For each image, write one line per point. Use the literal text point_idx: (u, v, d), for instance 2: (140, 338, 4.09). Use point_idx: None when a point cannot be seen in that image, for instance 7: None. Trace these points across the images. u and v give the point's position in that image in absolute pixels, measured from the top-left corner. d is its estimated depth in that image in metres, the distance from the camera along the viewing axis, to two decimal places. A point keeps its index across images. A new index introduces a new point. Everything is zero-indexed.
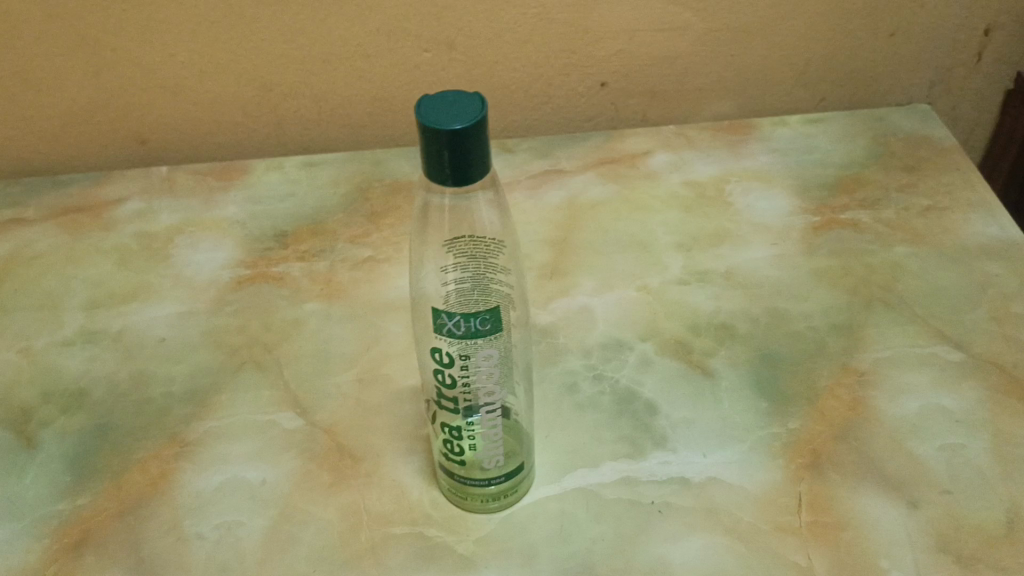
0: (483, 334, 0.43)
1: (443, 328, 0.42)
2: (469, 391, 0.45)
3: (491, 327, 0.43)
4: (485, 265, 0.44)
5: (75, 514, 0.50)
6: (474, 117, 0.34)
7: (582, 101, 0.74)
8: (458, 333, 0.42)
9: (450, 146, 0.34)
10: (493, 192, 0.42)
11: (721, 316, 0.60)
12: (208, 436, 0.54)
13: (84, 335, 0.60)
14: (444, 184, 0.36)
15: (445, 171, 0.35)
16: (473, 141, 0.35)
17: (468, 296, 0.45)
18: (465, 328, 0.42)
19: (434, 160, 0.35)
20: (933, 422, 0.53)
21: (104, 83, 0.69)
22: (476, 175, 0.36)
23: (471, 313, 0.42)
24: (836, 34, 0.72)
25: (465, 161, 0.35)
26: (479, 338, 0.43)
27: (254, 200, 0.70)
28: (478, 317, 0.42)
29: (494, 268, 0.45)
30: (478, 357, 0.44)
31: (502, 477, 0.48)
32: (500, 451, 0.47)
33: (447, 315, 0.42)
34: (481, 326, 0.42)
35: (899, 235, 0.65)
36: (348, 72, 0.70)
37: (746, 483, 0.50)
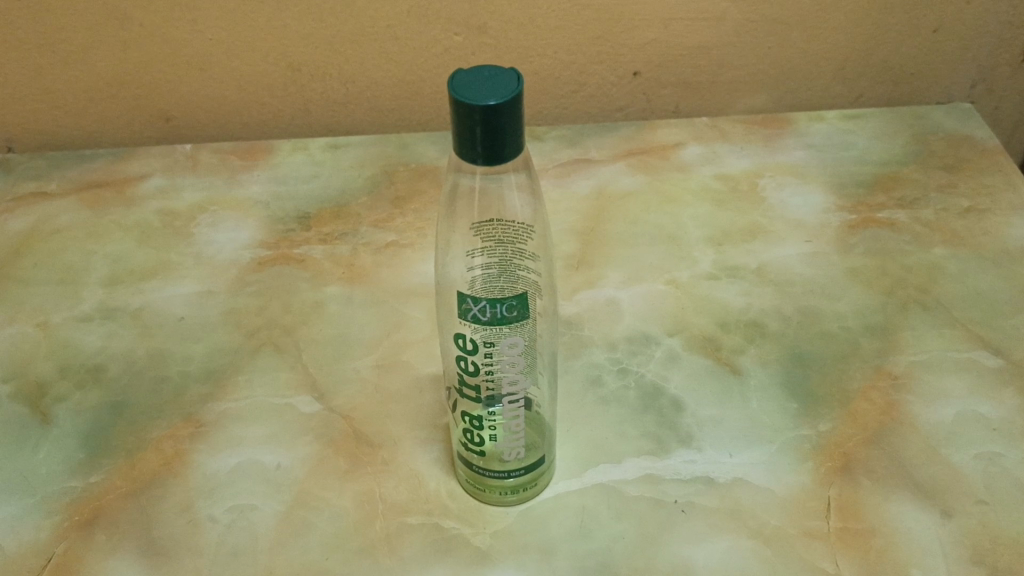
0: (509, 321, 0.41)
1: (467, 314, 0.41)
2: (491, 378, 0.43)
3: (517, 314, 0.41)
4: (513, 251, 0.43)
5: (87, 491, 0.49)
6: (509, 92, 0.33)
7: (614, 90, 0.72)
8: (483, 319, 0.41)
9: (483, 122, 0.33)
10: (524, 175, 0.40)
11: (752, 312, 0.58)
12: (223, 418, 0.53)
13: (103, 311, 0.60)
14: (475, 163, 0.35)
15: (477, 149, 0.34)
16: (507, 119, 0.33)
17: (494, 283, 0.43)
18: (491, 314, 0.41)
19: (466, 137, 0.34)
20: (970, 430, 0.51)
21: (131, 58, 0.68)
22: (510, 154, 0.35)
23: (498, 298, 0.41)
24: (878, 28, 0.70)
25: (498, 140, 0.34)
26: (504, 325, 0.41)
27: (277, 181, 0.69)
28: (504, 304, 0.41)
29: (521, 254, 0.43)
30: (502, 345, 0.42)
31: (522, 469, 0.46)
32: (521, 443, 0.46)
33: (473, 300, 0.41)
34: (508, 312, 0.41)
35: (938, 236, 0.63)
36: (376, 53, 0.68)
37: (774, 485, 0.48)
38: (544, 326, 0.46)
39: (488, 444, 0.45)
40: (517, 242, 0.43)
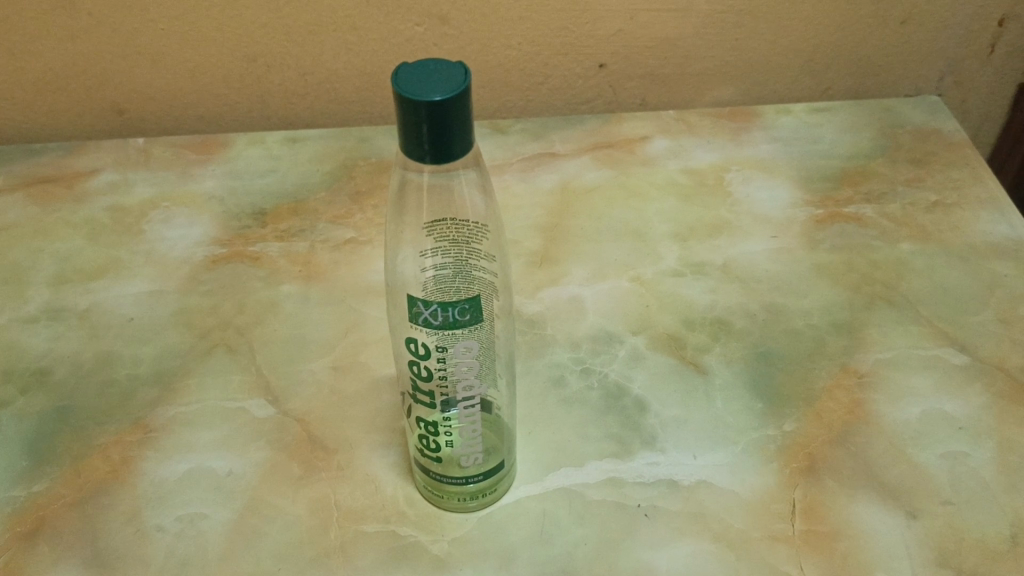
0: (462, 325, 0.40)
1: (419, 318, 0.39)
2: (446, 383, 0.42)
3: (470, 318, 0.40)
4: (468, 250, 0.41)
5: (29, 501, 0.47)
6: (455, 87, 0.32)
7: (580, 82, 0.71)
8: (435, 323, 0.39)
9: (430, 119, 0.32)
10: (477, 173, 0.39)
11: (717, 310, 0.57)
12: (173, 423, 0.51)
13: (49, 312, 0.58)
14: (422, 161, 0.33)
15: (423, 147, 0.32)
16: (455, 115, 0.32)
17: (449, 284, 0.42)
18: (443, 318, 0.39)
19: (412, 134, 0.32)
20: (935, 429, 0.50)
21: (80, 49, 0.66)
22: (458, 152, 0.33)
23: (449, 302, 0.39)
24: (846, 20, 0.69)
25: (445, 137, 0.32)
26: (457, 329, 0.40)
27: (233, 175, 0.67)
28: (456, 307, 0.39)
29: (476, 254, 0.42)
30: (455, 350, 0.41)
31: (480, 475, 0.45)
32: (479, 448, 0.44)
33: (423, 303, 0.39)
34: (460, 316, 0.39)
35: (905, 231, 0.62)
36: (334, 44, 0.66)
37: (738, 487, 0.47)
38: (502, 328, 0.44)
39: (446, 449, 0.44)
40: (471, 241, 0.42)
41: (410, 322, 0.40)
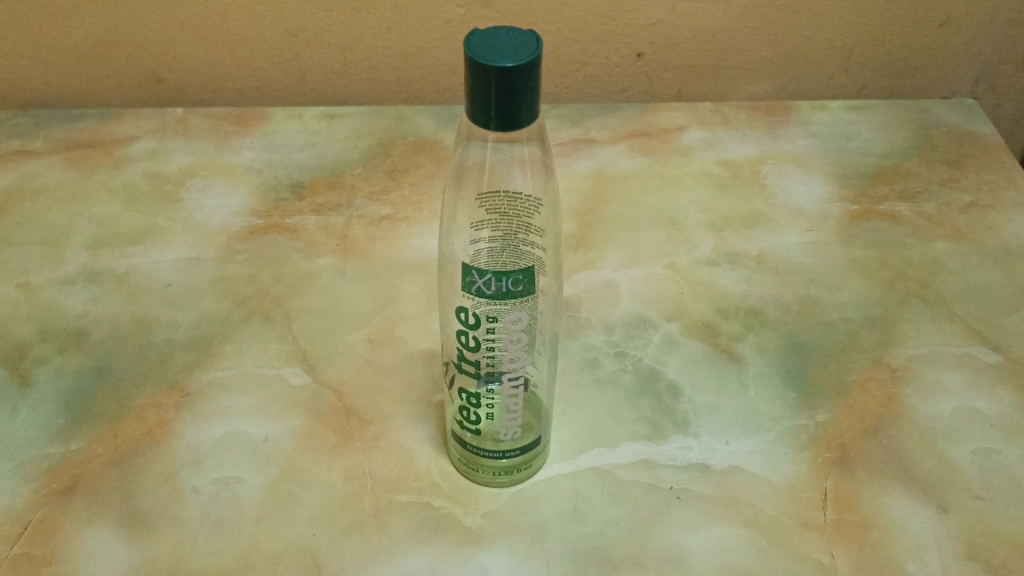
0: (514, 296, 0.40)
1: (472, 286, 0.40)
2: (492, 353, 0.43)
3: (522, 288, 0.40)
4: (519, 225, 0.42)
5: (66, 457, 0.48)
6: (527, 56, 0.32)
7: (617, 71, 0.71)
8: (488, 292, 0.40)
9: (499, 85, 0.32)
10: (538, 149, 0.39)
11: (751, 300, 0.57)
12: (210, 387, 0.51)
13: (87, 274, 0.58)
14: (487, 128, 0.34)
15: (490, 114, 0.33)
16: (524, 83, 0.32)
17: (499, 256, 0.42)
18: (496, 287, 0.40)
19: (480, 100, 0.33)
20: (967, 425, 0.50)
21: (123, 16, 0.66)
22: (524, 121, 0.33)
23: (503, 272, 0.40)
24: (885, 19, 0.70)
25: (512, 106, 0.33)
26: (509, 299, 0.40)
27: (271, 148, 0.68)
28: (510, 277, 0.40)
29: (527, 229, 0.42)
30: (505, 322, 0.41)
31: (516, 450, 0.45)
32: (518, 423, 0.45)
33: (478, 272, 0.39)
34: (513, 286, 0.40)
35: (939, 231, 0.62)
36: (376, 22, 0.67)
37: (770, 474, 0.48)
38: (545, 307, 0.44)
39: (484, 421, 0.44)
40: (523, 216, 0.42)
41: (462, 290, 0.41)
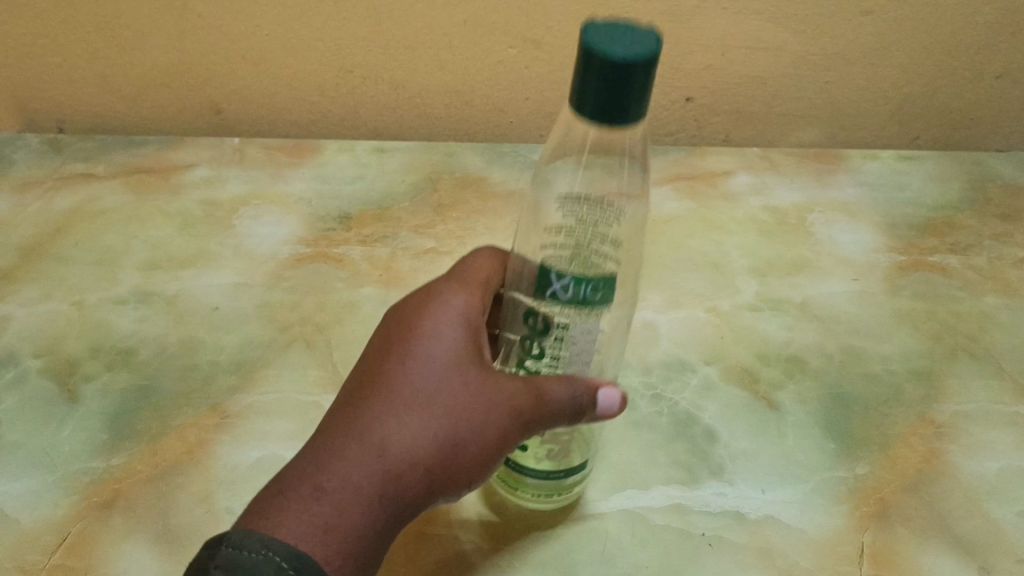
0: (592, 305, 0.39)
1: (549, 290, 0.39)
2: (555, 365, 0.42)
3: (601, 297, 0.39)
4: (593, 233, 0.41)
5: (107, 473, 0.49)
6: (645, 51, 0.32)
7: (665, 114, 0.72)
8: (565, 298, 0.39)
9: (610, 79, 0.32)
10: (640, 144, 0.38)
11: (793, 347, 0.57)
12: (249, 410, 0.52)
13: (139, 294, 0.60)
14: (592, 119, 0.34)
15: (597, 106, 0.33)
16: (636, 79, 0.32)
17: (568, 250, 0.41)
18: (574, 293, 0.39)
19: (590, 91, 0.33)
20: (1013, 486, 0.49)
21: (186, 48, 0.69)
22: (624, 119, 0.33)
23: (583, 277, 0.39)
24: (939, 72, 0.70)
25: (621, 101, 0.33)
26: (586, 308, 0.39)
27: (323, 179, 0.70)
28: (590, 283, 0.39)
29: (601, 237, 0.41)
30: (572, 346, 0.41)
31: (563, 472, 0.44)
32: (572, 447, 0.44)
33: (556, 275, 0.39)
34: (592, 293, 0.39)
35: (990, 285, 0.61)
36: (430, 60, 0.68)
37: (806, 526, 0.46)
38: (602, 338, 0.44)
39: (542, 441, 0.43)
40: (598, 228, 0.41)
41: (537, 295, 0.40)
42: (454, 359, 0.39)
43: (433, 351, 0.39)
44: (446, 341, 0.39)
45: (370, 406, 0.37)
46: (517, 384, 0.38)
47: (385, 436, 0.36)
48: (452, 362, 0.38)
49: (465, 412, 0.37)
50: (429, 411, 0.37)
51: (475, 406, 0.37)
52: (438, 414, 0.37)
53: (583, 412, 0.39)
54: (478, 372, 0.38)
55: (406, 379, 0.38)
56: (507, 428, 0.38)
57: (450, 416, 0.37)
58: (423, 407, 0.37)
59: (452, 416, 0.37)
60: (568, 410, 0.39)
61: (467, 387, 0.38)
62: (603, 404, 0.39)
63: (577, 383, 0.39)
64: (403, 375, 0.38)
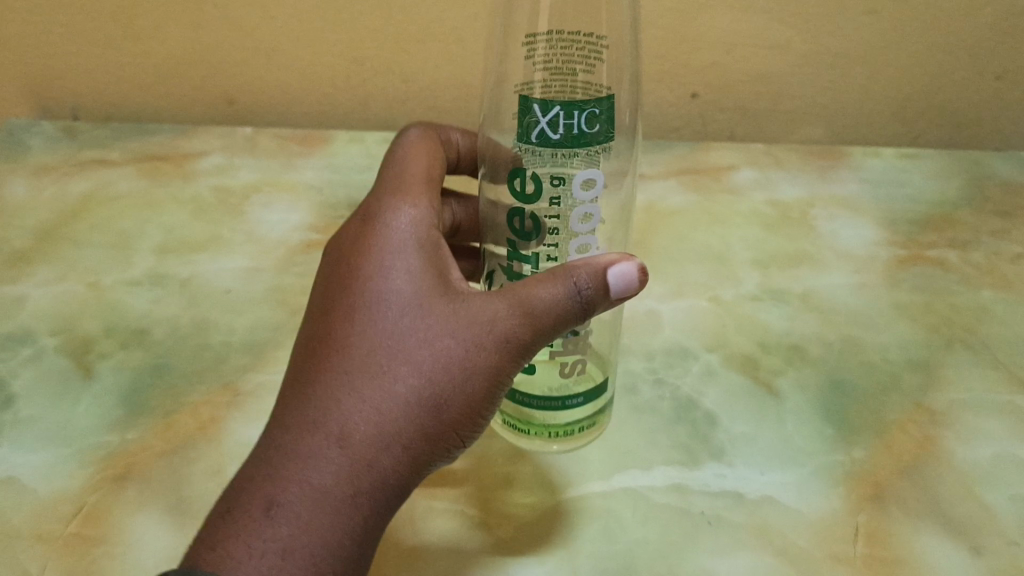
0: (587, 139, 0.39)
1: (535, 129, 0.38)
2: (554, 242, 0.42)
3: (597, 130, 0.38)
4: (576, 64, 0.43)
5: (121, 447, 0.50)
6: None
7: (671, 111, 0.73)
8: (555, 137, 0.38)
9: None
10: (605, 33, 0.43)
11: (793, 336, 0.58)
12: (261, 389, 0.53)
13: (152, 277, 0.61)
14: None
15: None
16: None
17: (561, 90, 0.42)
18: (565, 129, 0.38)
19: None
20: (1007, 472, 0.50)
21: (200, 39, 0.70)
22: None
23: (574, 110, 0.38)
24: (940, 71, 0.71)
25: None
26: (581, 144, 0.39)
27: (334, 169, 0.72)
28: (582, 115, 0.38)
29: (582, 66, 0.43)
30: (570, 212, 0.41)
31: (581, 397, 0.45)
32: (579, 358, 0.46)
33: (542, 112, 0.38)
34: (588, 127, 0.38)
35: (987, 279, 0.62)
36: (440, 54, 0.69)
37: (803, 507, 0.47)
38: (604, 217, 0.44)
39: (551, 357, 0.45)
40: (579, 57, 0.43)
41: (524, 140, 0.39)
42: (411, 306, 0.38)
43: (387, 302, 0.38)
44: (399, 286, 0.38)
45: (325, 385, 0.36)
46: (496, 314, 0.37)
47: (346, 419, 0.35)
48: (405, 311, 0.37)
49: (432, 363, 0.36)
50: (391, 374, 0.36)
51: (443, 354, 0.37)
52: (402, 374, 0.36)
53: (594, 304, 0.38)
54: (439, 312, 0.37)
55: (361, 344, 0.37)
56: (486, 359, 0.37)
57: (416, 372, 0.36)
58: (385, 372, 0.36)
59: (418, 372, 0.36)
60: (565, 310, 0.38)
61: (430, 334, 0.37)
62: (617, 282, 0.38)
63: (566, 280, 0.37)
64: (358, 341, 0.37)
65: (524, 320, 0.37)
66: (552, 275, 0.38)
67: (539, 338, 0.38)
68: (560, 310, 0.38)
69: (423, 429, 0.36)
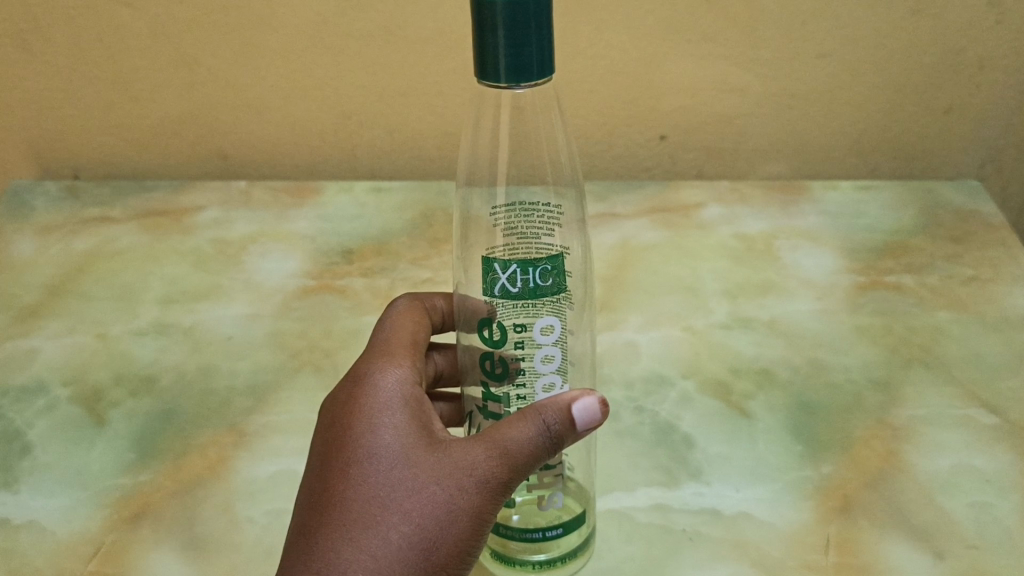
0: (542, 292, 0.43)
1: (496, 285, 0.43)
2: (522, 382, 0.45)
3: (550, 283, 0.43)
4: (536, 228, 0.46)
5: (135, 489, 0.53)
6: (537, 16, 0.36)
7: (642, 152, 0.78)
8: (513, 290, 0.43)
9: (506, 23, 0.35)
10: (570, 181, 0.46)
11: (762, 361, 0.62)
12: (265, 428, 0.56)
13: (157, 326, 0.64)
14: (498, 80, 0.37)
15: (499, 55, 0.36)
16: (531, 28, 0.35)
17: (524, 243, 0.47)
18: (521, 282, 0.42)
19: (490, 44, 0.36)
20: (964, 480, 0.53)
21: (194, 99, 0.74)
22: (533, 71, 0.36)
23: (528, 265, 0.43)
24: (891, 108, 0.76)
25: (520, 46, 0.36)
26: (538, 297, 0.43)
27: (324, 217, 0.76)
28: (536, 270, 0.43)
29: (541, 230, 0.46)
30: (536, 355, 0.45)
31: (558, 527, 0.46)
32: (557, 489, 0.47)
33: (501, 268, 0.42)
34: (541, 281, 0.43)
35: (942, 301, 0.67)
36: (422, 107, 0.73)
37: (776, 520, 0.51)
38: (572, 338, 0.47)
39: (530, 492, 0.47)
40: (538, 223, 0.46)
41: (487, 294, 0.44)
42: (399, 456, 0.41)
43: (377, 455, 0.41)
44: (388, 441, 0.41)
45: (325, 536, 0.39)
46: (479, 459, 0.40)
47: (344, 570, 0.38)
48: (395, 463, 0.40)
49: (419, 511, 0.40)
50: (384, 524, 0.39)
51: (430, 501, 0.40)
52: (394, 523, 0.39)
53: (563, 438, 0.41)
54: (425, 461, 0.41)
55: (354, 496, 0.40)
56: (469, 501, 0.40)
57: (406, 519, 0.39)
58: (378, 522, 0.39)
59: (408, 520, 0.39)
60: (539, 447, 0.41)
61: (417, 482, 0.40)
62: (583, 415, 0.41)
63: (537, 419, 0.41)
64: (352, 495, 0.40)
65: (502, 460, 0.41)
66: (522, 417, 0.41)
67: (516, 477, 0.41)
68: (532, 448, 0.41)
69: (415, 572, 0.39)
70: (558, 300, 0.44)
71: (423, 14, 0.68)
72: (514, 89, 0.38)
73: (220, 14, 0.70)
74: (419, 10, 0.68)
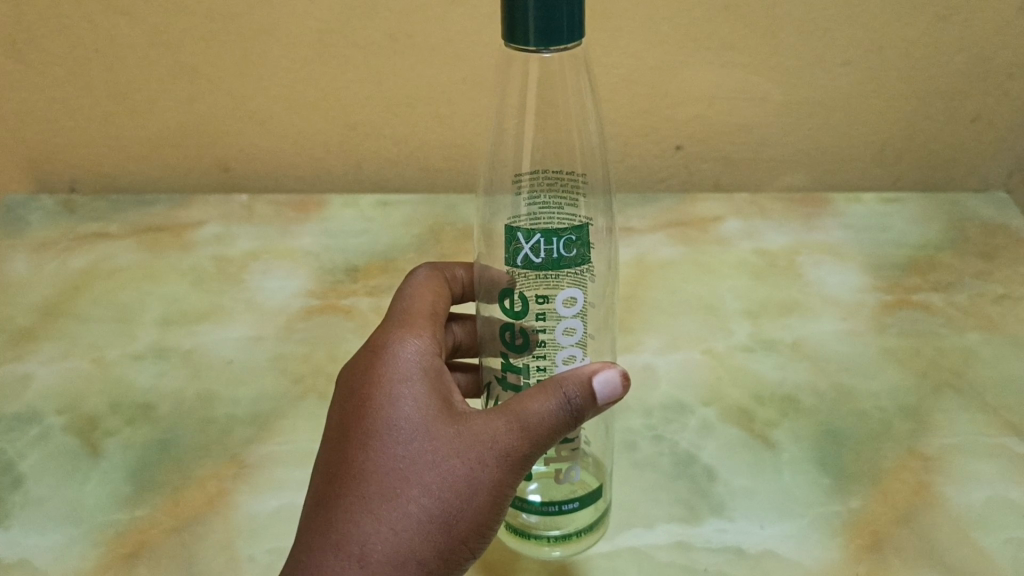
0: (565, 264, 0.41)
1: (519, 254, 0.41)
2: (543, 354, 0.43)
3: (574, 253, 0.41)
4: (562, 198, 0.44)
5: (131, 525, 0.50)
6: None
7: (658, 162, 0.75)
8: (536, 260, 0.40)
9: None
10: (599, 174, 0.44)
11: (786, 387, 0.59)
12: (267, 460, 0.54)
13: (155, 350, 0.62)
14: (526, 44, 0.35)
15: (530, 18, 0.34)
16: None
17: (547, 213, 0.44)
18: (545, 253, 0.40)
19: (520, 5, 0.34)
20: (1000, 515, 0.51)
21: (194, 110, 0.72)
22: (564, 35, 0.35)
23: (552, 235, 0.40)
24: (916, 116, 0.73)
25: (552, 7, 0.34)
26: (561, 269, 0.41)
27: (329, 233, 0.73)
28: (560, 240, 0.40)
29: (566, 200, 0.44)
30: (557, 327, 0.42)
31: (577, 502, 0.45)
32: (575, 463, 0.46)
33: (524, 237, 0.40)
34: (565, 251, 0.40)
35: (972, 321, 0.64)
36: (430, 117, 0.71)
37: (804, 559, 0.48)
38: (594, 317, 0.44)
39: (548, 466, 0.46)
40: (564, 193, 0.44)
41: (509, 263, 0.41)
42: (419, 428, 0.39)
43: (395, 426, 0.39)
44: (407, 412, 0.39)
45: (342, 508, 0.38)
46: (500, 432, 0.38)
47: (364, 543, 0.37)
48: (415, 436, 0.39)
49: (440, 484, 0.38)
50: (404, 496, 0.37)
51: (451, 474, 0.38)
52: (414, 495, 0.37)
53: (585, 411, 0.39)
54: (444, 433, 0.39)
55: (373, 468, 0.38)
56: (490, 475, 0.38)
57: (427, 492, 0.38)
58: (398, 495, 0.37)
59: (428, 494, 0.38)
60: (561, 420, 0.39)
61: (437, 455, 0.38)
62: (604, 389, 0.39)
63: (558, 393, 0.39)
64: (371, 467, 0.38)
65: (523, 434, 0.38)
66: (543, 390, 0.39)
67: (537, 450, 0.39)
68: (554, 422, 0.39)
69: (435, 546, 0.38)
70: (581, 271, 0.42)
71: (430, 22, 0.66)
72: (543, 54, 0.37)
73: (221, 22, 0.67)
74: (427, 18, 0.66)
